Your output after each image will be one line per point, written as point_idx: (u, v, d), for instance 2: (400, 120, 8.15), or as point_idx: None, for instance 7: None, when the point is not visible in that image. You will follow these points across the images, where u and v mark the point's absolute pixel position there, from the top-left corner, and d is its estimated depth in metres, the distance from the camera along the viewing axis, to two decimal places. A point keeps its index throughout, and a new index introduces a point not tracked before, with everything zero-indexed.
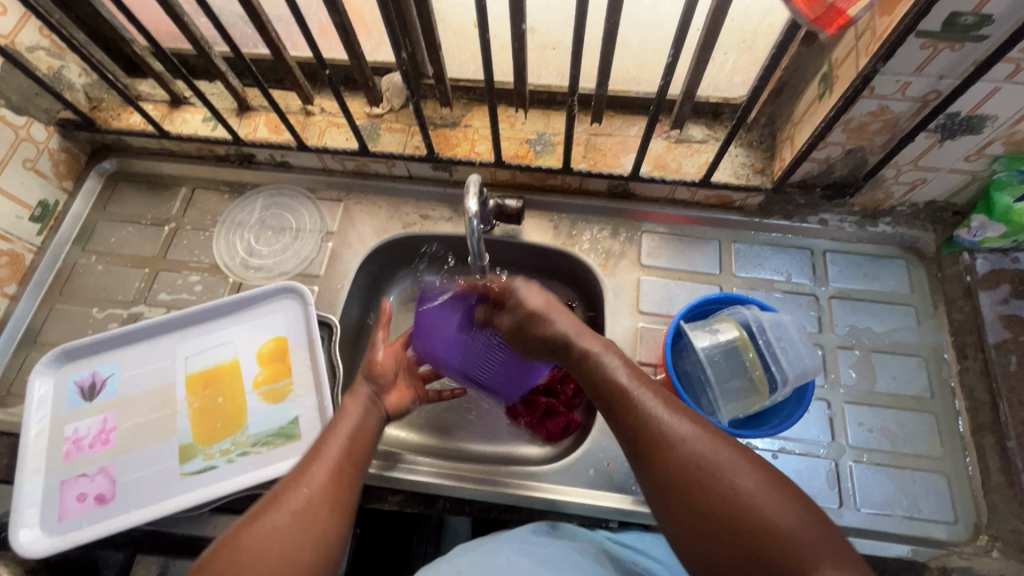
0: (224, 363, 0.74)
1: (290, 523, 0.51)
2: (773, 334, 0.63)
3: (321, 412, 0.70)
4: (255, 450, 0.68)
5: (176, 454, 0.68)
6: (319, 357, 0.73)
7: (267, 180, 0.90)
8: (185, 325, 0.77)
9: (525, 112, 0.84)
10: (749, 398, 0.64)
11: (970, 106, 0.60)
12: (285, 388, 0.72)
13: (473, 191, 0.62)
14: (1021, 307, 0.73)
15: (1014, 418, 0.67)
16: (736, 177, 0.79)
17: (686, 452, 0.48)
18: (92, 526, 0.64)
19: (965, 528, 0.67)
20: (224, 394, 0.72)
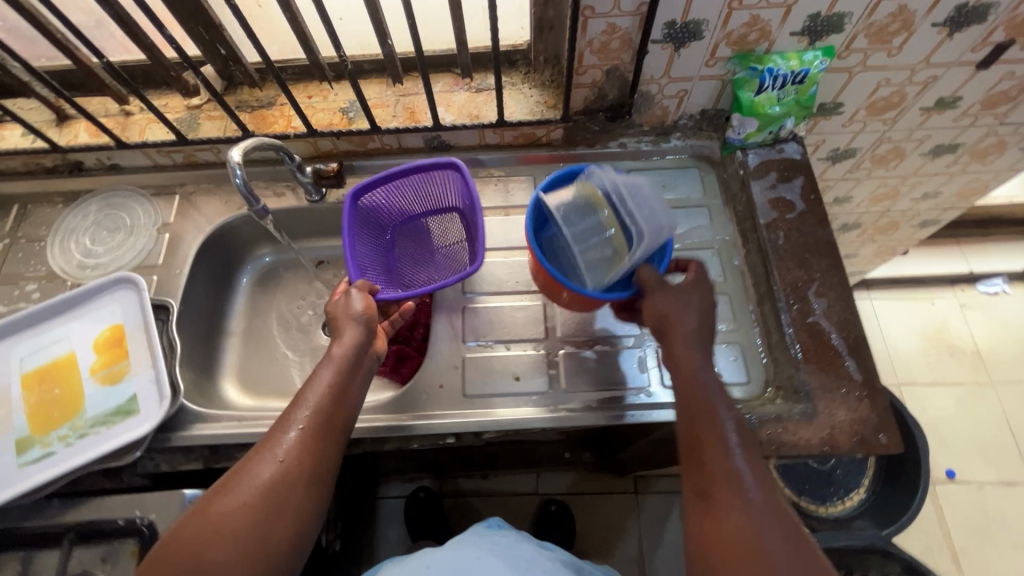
0: (60, 358, 0.76)
1: (256, 504, 0.55)
2: (629, 196, 0.70)
3: (158, 384, 0.73)
4: (94, 430, 0.71)
5: (13, 447, 0.70)
6: (152, 335, 0.76)
7: (100, 185, 0.92)
8: (19, 329, 0.78)
9: (335, 84, 0.90)
10: (608, 263, 0.70)
11: (680, 13, 0.69)
12: (122, 370, 0.75)
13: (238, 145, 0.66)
14: (786, 189, 0.83)
15: (783, 282, 0.76)
16: (532, 114, 0.87)
17: (742, 496, 0.53)
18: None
19: (756, 385, 0.75)
20: (61, 386, 0.74)
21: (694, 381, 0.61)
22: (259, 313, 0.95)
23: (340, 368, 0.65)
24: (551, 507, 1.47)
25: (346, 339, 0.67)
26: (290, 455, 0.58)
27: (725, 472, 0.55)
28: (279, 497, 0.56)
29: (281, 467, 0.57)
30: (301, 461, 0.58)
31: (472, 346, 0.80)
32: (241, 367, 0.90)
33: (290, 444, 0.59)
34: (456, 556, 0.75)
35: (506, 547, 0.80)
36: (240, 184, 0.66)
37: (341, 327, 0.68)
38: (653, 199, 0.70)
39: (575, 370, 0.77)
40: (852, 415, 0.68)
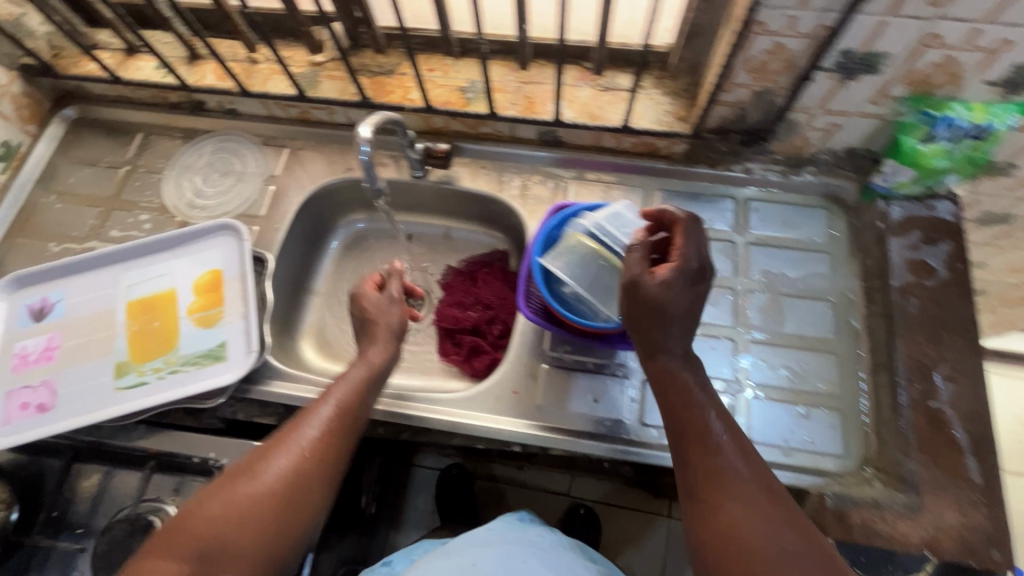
0: (162, 292, 0.79)
1: (276, 492, 0.53)
2: (615, 225, 0.67)
3: (248, 336, 0.75)
4: (184, 368, 0.74)
5: (112, 370, 0.73)
6: (248, 287, 0.78)
7: (217, 127, 0.95)
8: (130, 257, 0.82)
9: (458, 60, 0.87)
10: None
11: (861, 43, 0.61)
12: (216, 315, 0.77)
13: (369, 121, 0.65)
14: (929, 252, 0.74)
15: (908, 356, 0.69)
16: (658, 124, 0.81)
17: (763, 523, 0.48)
18: (31, 430, 0.70)
19: (853, 461, 0.68)
20: (160, 319, 0.77)
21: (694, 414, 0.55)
22: (344, 277, 0.96)
23: (371, 374, 0.64)
24: (579, 511, 1.46)
25: (377, 350, 0.67)
26: (315, 448, 0.57)
27: (739, 512, 0.49)
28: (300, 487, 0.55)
29: (297, 453, 0.56)
30: (325, 456, 0.57)
31: (553, 358, 0.77)
32: (319, 328, 0.91)
33: (314, 432, 0.58)
34: (500, 555, 0.74)
35: (547, 551, 0.78)
36: (364, 160, 0.66)
37: (376, 336, 0.68)
38: (635, 221, 0.70)
39: (656, 402, 0.73)
40: (962, 520, 0.62)
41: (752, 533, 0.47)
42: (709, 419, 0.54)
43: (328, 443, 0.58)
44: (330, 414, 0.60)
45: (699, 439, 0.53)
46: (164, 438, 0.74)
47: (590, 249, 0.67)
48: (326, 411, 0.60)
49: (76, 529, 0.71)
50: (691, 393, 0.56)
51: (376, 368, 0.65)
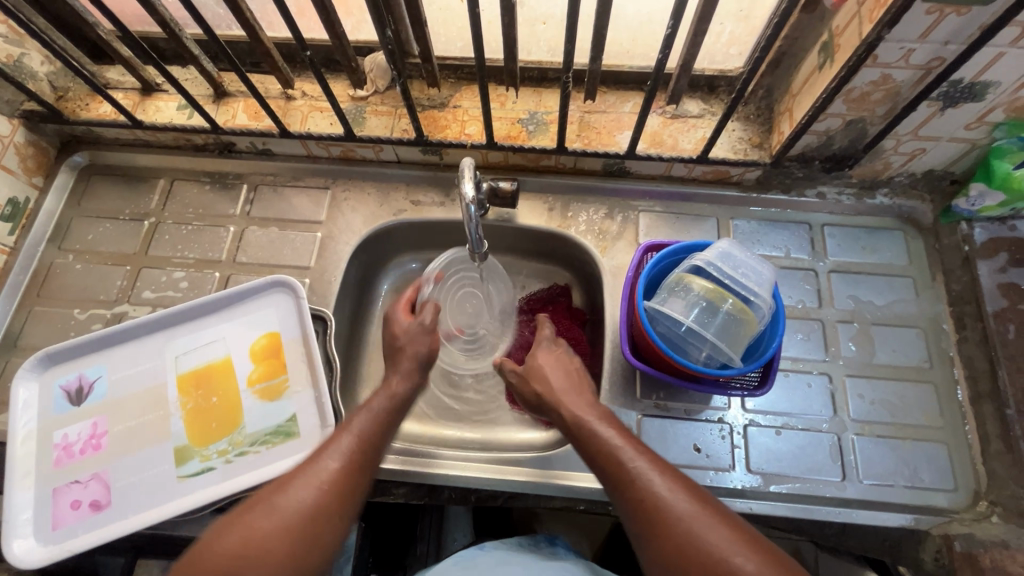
0: (216, 362, 0.72)
1: (279, 535, 0.51)
2: (729, 266, 0.63)
3: (320, 407, 0.69)
4: (254, 449, 0.67)
5: (172, 456, 0.66)
6: (314, 352, 0.71)
7: (249, 170, 0.87)
8: (173, 323, 0.74)
9: (516, 90, 0.81)
10: (740, 332, 0.63)
11: (973, 73, 0.59)
12: (281, 385, 0.71)
13: (467, 175, 0.64)
14: (1019, 275, 0.73)
15: (1013, 385, 0.68)
16: (734, 153, 0.78)
17: (673, 506, 0.51)
18: (89, 532, 0.63)
19: (964, 495, 0.67)
20: (217, 394, 0.70)
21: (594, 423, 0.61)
22: None
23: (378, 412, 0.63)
24: None
25: (355, 418, 0.62)
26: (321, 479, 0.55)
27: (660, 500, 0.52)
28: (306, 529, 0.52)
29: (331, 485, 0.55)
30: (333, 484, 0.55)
31: (646, 406, 0.74)
32: (379, 381, 0.85)
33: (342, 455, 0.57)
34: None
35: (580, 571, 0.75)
36: (467, 210, 0.65)
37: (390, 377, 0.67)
38: (749, 257, 0.65)
39: (758, 444, 0.71)
40: None
41: (669, 524, 0.50)
42: (596, 431, 0.59)
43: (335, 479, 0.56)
44: (336, 460, 0.57)
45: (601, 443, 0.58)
46: None
47: (705, 292, 0.63)
48: (330, 459, 0.57)
49: None
50: (582, 421, 0.61)
51: (369, 422, 0.62)
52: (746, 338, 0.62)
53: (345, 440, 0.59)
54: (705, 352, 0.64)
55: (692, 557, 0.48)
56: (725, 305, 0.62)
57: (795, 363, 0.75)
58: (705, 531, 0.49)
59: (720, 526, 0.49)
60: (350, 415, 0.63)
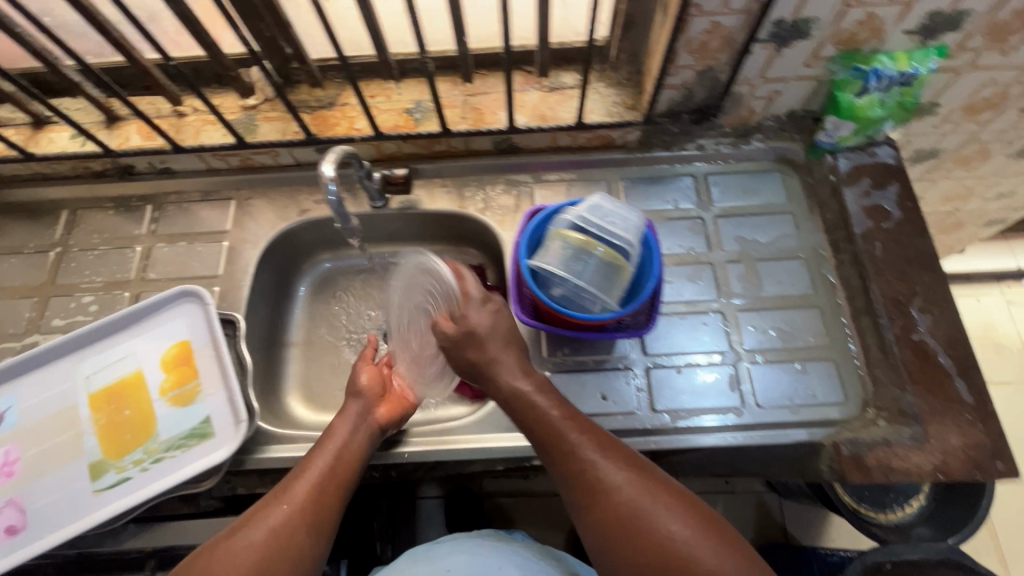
0: (126, 376, 0.73)
1: (263, 546, 0.54)
2: (597, 216, 0.67)
3: (233, 405, 0.70)
4: (169, 454, 0.68)
5: (87, 472, 0.67)
6: (223, 353, 0.73)
7: (153, 190, 0.89)
8: (82, 345, 0.75)
9: (399, 83, 0.85)
10: (615, 276, 0.67)
11: (791, 11, 0.64)
12: (193, 390, 0.72)
13: (330, 159, 0.65)
14: (881, 196, 0.78)
15: (884, 296, 0.73)
16: (609, 116, 0.82)
17: (633, 492, 0.55)
18: (4, 557, 0.63)
19: (854, 405, 0.71)
20: (130, 406, 0.71)
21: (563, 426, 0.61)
22: (319, 322, 0.92)
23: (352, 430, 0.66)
24: None
25: (338, 431, 0.65)
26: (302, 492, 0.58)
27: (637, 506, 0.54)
28: (283, 542, 0.54)
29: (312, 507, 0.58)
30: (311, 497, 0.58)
31: (554, 363, 0.77)
32: (304, 380, 0.87)
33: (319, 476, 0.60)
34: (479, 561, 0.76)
35: (530, 559, 0.78)
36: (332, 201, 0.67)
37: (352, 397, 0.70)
38: (617, 207, 0.69)
39: (662, 385, 0.74)
40: (965, 440, 0.65)
41: (626, 505, 0.54)
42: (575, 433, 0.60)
43: (313, 489, 0.59)
44: (316, 477, 0.60)
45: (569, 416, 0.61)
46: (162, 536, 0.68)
47: (577, 243, 0.67)
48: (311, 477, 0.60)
49: None
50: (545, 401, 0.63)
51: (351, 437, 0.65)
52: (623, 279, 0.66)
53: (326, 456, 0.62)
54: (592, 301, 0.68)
55: (645, 536, 0.52)
56: (597, 253, 0.66)
57: (691, 305, 0.79)
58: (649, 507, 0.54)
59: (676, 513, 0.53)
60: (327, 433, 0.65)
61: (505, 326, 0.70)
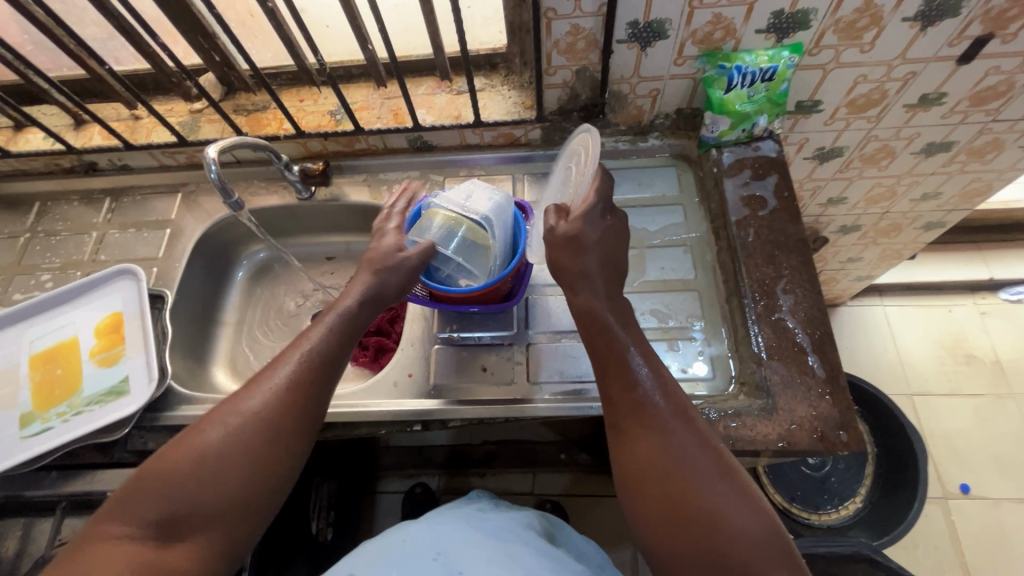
0: (64, 342, 0.83)
1: (224, 453, 0.55)
2: (460, 199, 0.75)
3: (149, 367, 0.79)
4: (88, 408, 0.76)
5: (17, 421, 0.76)
6: (146, 322, 0.82)
7: (113, 184, 1.00)
8: (31, 315, 0.86)
9: (325, 88, 0.94)
10: (482, 251, 0.75)
11: (641, 13, 0.70)
12: (118, 354, 0.81)
13: (217, 144, 0.72)
14: (760, 187, 0.82)
15: (751, 278, 0.76)
16: (509, 115, 0.89)
17: (659, 421, 0.57)
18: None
19: (721, 381, 0.75)
20: (62, 367, 0.81)
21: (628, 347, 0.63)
22: (255, 304, 1.01)
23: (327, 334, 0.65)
24: (545, 506, 1.47)
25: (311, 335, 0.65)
26: (265, 401, 0.58)
27: (664, 446, 0.56)
28: (268, 446, 0.57)
29: (272, 412, 0.58)
30: (278, 404, 0.59)
31: (443, 338, 0.83)
32: (233, 355, 0.95)
33: (284, 383, 0.60)
34: (432, 525, 0.70)
35: (485, 519, 0.74)
36: (219, 180, 0.72)
37: (347, 289, 0.69)
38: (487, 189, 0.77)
39: (540, 360, 0.79)
40: (813, 412, 0.67)
41: (647, 437, 0.57)
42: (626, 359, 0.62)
43: (296, 395, 0.60)
44: (297, 384, 0.60)
45: (604, 341, 0.63)
46: (76, 482, 0.76)
47: (446, 222, 0.75)
48: (292, 383, 0.60)
49: None
50: (598, 314, 0.65)
51: (333, 340, 0.65)
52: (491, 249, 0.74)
53: (296, 357, 0.62)
54: (471, 276, 0.76)
55: (650, 466, 0.55)
56: (463, 230, 0.74)
57: None
58: (682, 447, 0.56)
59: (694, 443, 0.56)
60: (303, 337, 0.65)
61: (612, 245, 0.70)
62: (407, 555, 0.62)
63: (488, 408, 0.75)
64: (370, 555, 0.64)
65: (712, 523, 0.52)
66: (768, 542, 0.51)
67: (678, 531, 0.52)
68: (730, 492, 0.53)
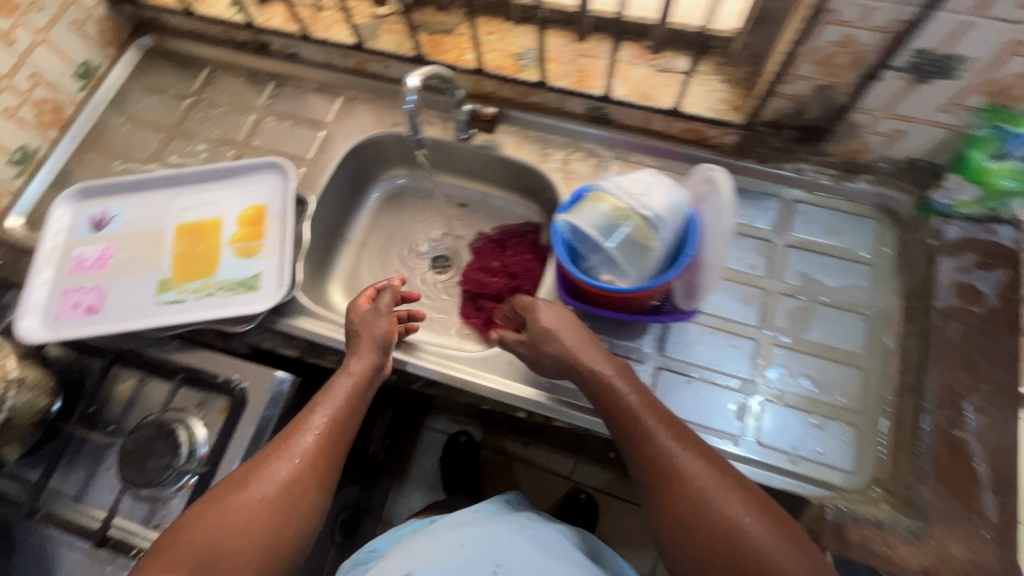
0: (209, 220, 0.84)
1: (258, 498, 0.56)
2: (635, 187, 0.65)
3: (281, 271, 0.79)
4: (219, 293, 0.78)
5: (156, 285, 0.79)
6: (287, 224, 0.82)
7: (278, 70, 0.98)
8: (184, 183, 0.87)
9: (518, 27, 0.87)
10: (646, 250, 0.63)
11: (938, 43, 0.57)
12: (255, 248, 0.82)
13: (420, 72, 0.68)
14: (981, 279, 0.71)
15: (938, 382, 0.67)
16: (711, 111, 0.79)
17: (717, 498, 0.54)
18: (79, 326, 0.76)
19: (862, 479, 0.66)
20: (203, 244, 0.82)
21: (654, 422, 0.59)
22: (380, 229, 0.99)
23: (353, 389, 0.66)
24: (580, 496, 1.47)
25: (337, 390, 0.66)
26: (294, 450, 0.60)
27: (726, 532, 0.52)
28: (293, 494, 0.58)
29: (298, 463, 0.60)
30: (306, 453, 0.60)
31: None
32: (350, 275, 0.95)
33: (309, 437, 0.61)
34: (485, 530, 0.71)
35: (535, 525, 0.74)
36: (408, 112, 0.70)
37: (360, 344, 0.69)
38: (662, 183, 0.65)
39: (666, 389, 0.73)
40: (970, 555, 0.60)
41: (705, 523, 0.53)
42: (665, 444, 0.58)
43: (320, 449, 0.61)
44: (321, 432, 0.62)
45: (640, 429, 0.59)
46: (196, 360, 0.79)
47: (612, 212, 0.64)
48: (316, 430, 0.62)
49: (109, 426, 0.78)
50: (630, 407, 0.61)
51: (352, 394, 0.66)
52: (656, 254, 0.63)
53: (322, 411, 0.64)
54: (628, 274, 0.65)
55: (717, 552, 0.52)
56: (628, 224, 0.63)
57: (724, 322, 0.76)
58: (748, 524, 0.52)
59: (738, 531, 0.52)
60: (326, 390, 0.66)
61: (575, 325, 0.68)
62: (468, 563, 0.64)
63: (602, 422, 0.71)
64: (427, 554, 0.67)
65: None
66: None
67: None
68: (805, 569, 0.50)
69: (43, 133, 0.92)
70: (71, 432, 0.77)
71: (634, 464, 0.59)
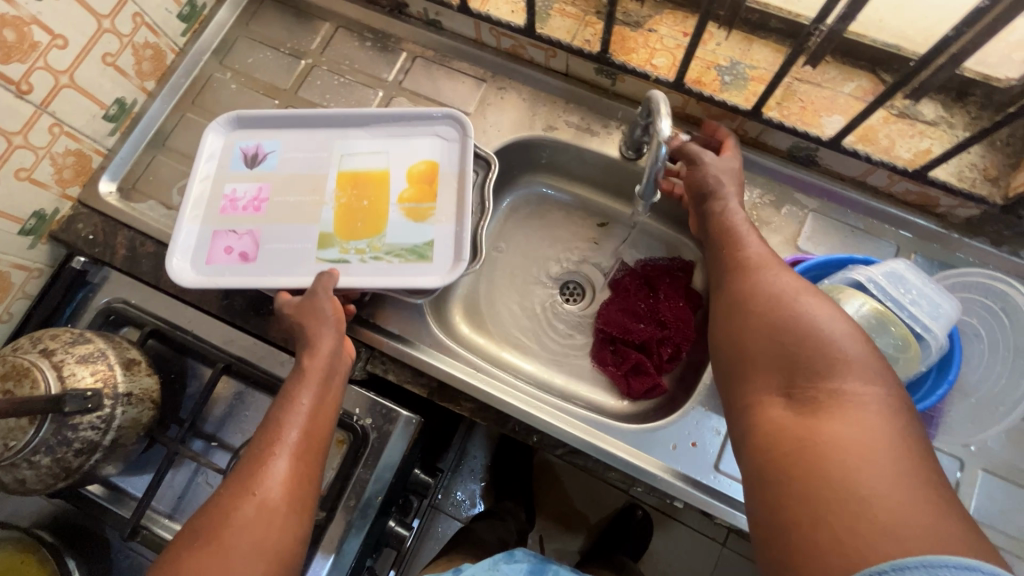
0: (375, 171, 0.72)
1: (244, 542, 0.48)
2: (897, 289, 0.56)
3: (458, 241, 0.67)
4: (388, 258, 0.67)
5: (316, 239, 0.69)
6: (468, 187, 0.69)
7: (413, 38, 0.83)
8: (347, 125, 0.74)
9: (725, 31, 0.71)
10: (904, 363, 0.54)
11: None
12: (428, 210, 0.69)
13: (664, 110, 0.57)
14: None
15: None
16: (958, 180, 0.65)
17: (774, 276, 0.53)
18: (234, 275, 0.66)
19: None
20: (369, 198, 0.71)
21: (738, 226, 0.61)
22: (506, 241, 0.87)
23: (320, 389, 0.57)
24: (636, 512, 1.19)
25: (303, 396, 0.56)
26: (272, 478, 0.51)
27: (778, 294, 0.51)
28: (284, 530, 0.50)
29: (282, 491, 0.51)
30: (288, 479, 0.52)
31: None
32: (471, 293, 0.84)
33: (284, 461, 0.52)
34: None
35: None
36: (653, 163, 0.60)
37: (319, 331, 0.59)
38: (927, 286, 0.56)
39: None
40: None
41: (756, 281, 0.54)
42: (743, 242, 0.59)
43: (299, 471, 0.53)
44: (297, 449, 0.53)
45: (728, 236, 0.61)
46: None
47: (870, 313, 0.54)
48: (292, 450, 0.53)
49: (211, 441, 0.70)
50: (733, 225, 0.61)
51: (319, 402, 0.57)
52: (908, 373, 0.54)
53: (297, 425, 0.54)
54: None
55: (767, 309, 0.50)
56: (889, 331, 0.54)
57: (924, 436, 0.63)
58: (809, 305, 0.49)
59: (836, 313, 0.48)
60: (286, 397, 0.56)
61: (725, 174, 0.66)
62: None
63: None
64: None
65: (831, 390, 0.43)
66: (918, 508, 0.35)
67: (796, 417, 0.44)
68: (854, 381, 0.43)
69: (141, 84, 0.79)
70: (171, 447, 0.66)
71: (721, 264, 0.60)
